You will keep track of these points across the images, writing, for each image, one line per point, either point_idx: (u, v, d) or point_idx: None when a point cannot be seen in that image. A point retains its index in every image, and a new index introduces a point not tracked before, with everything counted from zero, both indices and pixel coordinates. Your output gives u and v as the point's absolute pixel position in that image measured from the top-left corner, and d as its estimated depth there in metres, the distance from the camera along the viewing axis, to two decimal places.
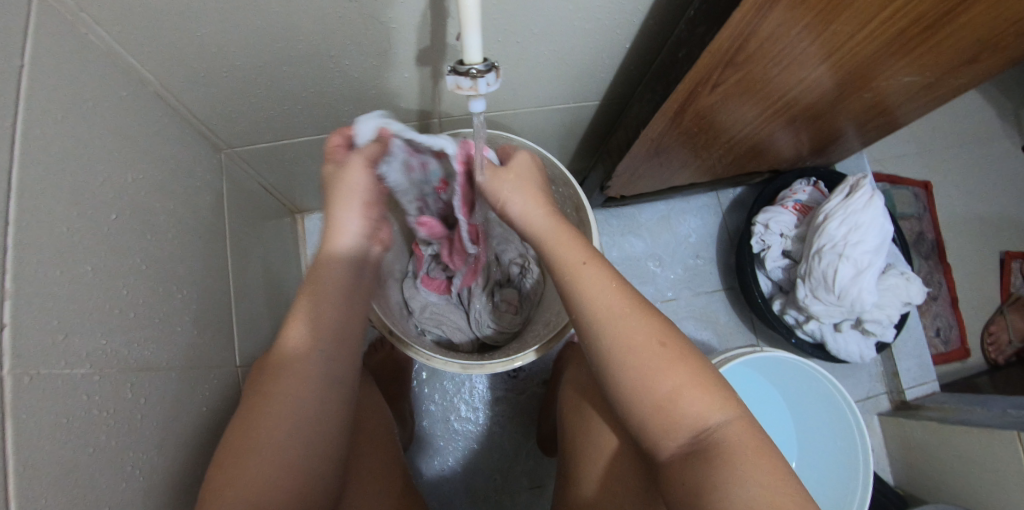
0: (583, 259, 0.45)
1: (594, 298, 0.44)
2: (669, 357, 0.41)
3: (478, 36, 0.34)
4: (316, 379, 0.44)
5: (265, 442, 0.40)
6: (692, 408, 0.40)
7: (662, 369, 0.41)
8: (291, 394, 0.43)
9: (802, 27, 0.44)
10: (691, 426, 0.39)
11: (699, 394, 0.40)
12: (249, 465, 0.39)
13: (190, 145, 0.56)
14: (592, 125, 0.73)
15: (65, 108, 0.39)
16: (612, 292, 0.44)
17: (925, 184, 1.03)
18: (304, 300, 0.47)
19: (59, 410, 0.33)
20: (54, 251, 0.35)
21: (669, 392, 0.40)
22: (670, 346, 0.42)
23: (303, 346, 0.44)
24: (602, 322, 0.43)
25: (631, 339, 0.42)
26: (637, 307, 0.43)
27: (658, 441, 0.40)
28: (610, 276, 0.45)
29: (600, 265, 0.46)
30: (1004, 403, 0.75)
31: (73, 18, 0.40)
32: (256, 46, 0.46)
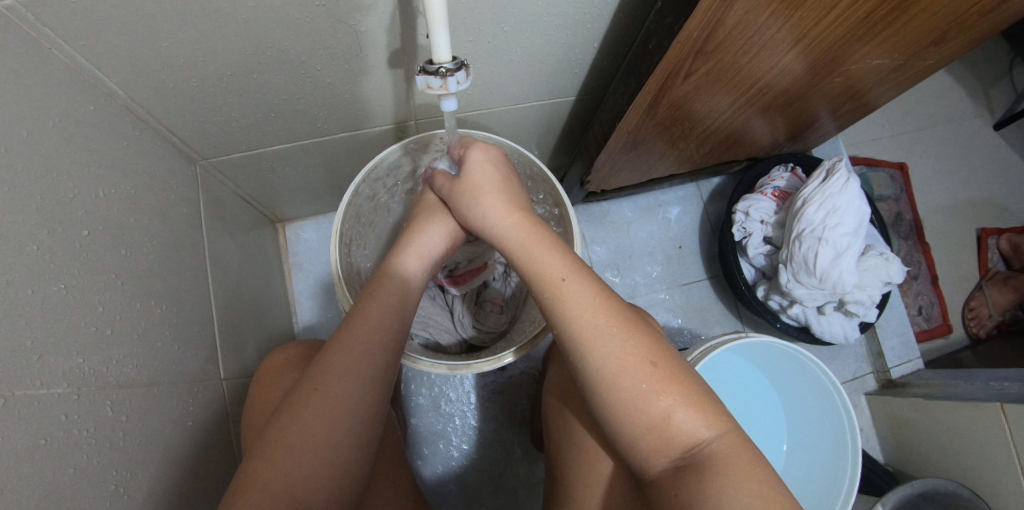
0: (564, 275, 0.44)
1: (578, 317, 0.42)
2: (661, 377, 0.39)
3: (445, 36, 0.34)
4: (370, 382, 0.44)
5: (314, 442, 0.40)
6: (685, 426, 0.38)
7: (653, 388, 0.39)
8: (342, 399, 0.42)
9: (768, 14, 0.45)
10: (683, 443, 0.38)
11: (690, 411, 0.39)
12: (294, 462, 0.39)
13: (163, 158, 0.55)
14: (569, 120, 0.73)
15: (29, 124, 0.38)
16: (596, 311, 0.42)
17: (900, 166, 1.05)
18: (346, 330, 0.45)
19: (37, 433, 0.33)
20: (24, 271, 0.34)
21: (660, 410, 0.38)
22: (662, 367, 0.40)
23: (359, 352, 0.44)
24: (587, 344, 0.41)
25: (621, 360, 0.40)
26: (624, 325, 0.41)
27: (648, 458, 0.39)
28: (594, 292, 0.43)
29: (583, 280, 0.44)
30: (986, 376, 0.76)
31: (36, 33, 0.39)
32: (225, 54, 0.46)
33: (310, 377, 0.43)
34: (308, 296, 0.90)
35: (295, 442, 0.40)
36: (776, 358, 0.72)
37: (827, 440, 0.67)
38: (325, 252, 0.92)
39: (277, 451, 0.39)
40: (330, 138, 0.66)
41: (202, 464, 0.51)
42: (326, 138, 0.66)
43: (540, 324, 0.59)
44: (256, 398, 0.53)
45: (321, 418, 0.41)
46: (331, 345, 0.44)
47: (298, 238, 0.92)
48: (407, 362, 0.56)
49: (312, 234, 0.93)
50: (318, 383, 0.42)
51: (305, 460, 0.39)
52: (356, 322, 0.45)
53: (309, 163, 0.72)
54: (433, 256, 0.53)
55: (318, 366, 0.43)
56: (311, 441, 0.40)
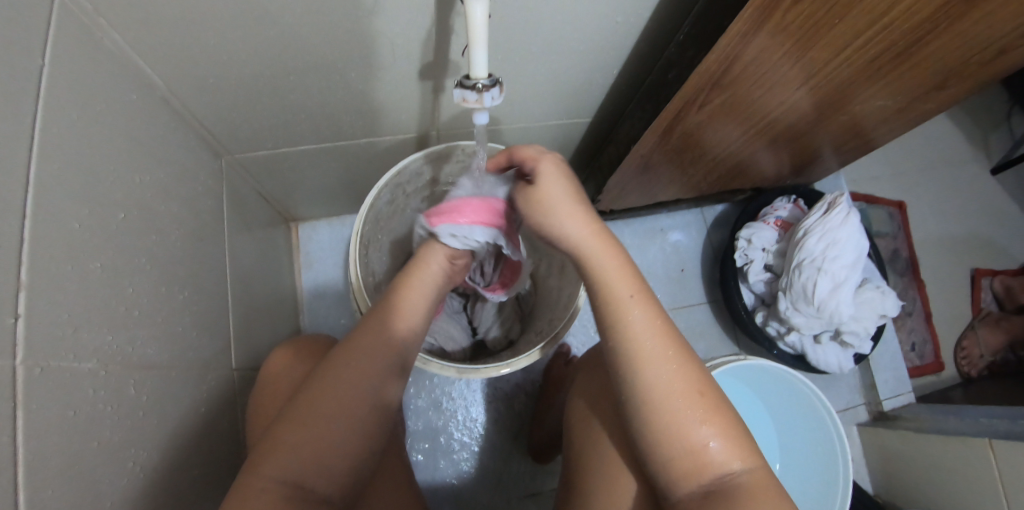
0: (634, 292, 0.45)
1: (640, 339, 0.43)
2: (706, 408, 0.41)
3: (484, 53, 0.36)
4: (378, 378, 0.46)
5: (318, 431, 0.41)
6: (720, 455, 0.40)
7: (697, 415, 0.41)
8: (355, 392, 0.44)
9: (784, 52, 0.48)
10: (716, 472, 0.40)
11: (727, 444, 0.40)
12: (303, 451, 0.40)
13: (194, 151, 0.58)
14: (583, 140, 0.76)
15: (80, 108, 0.40)
16: (657, 333, 0.43)
17: (899, 204, 1.08)
18: (356, 341, 0.46)
19: (67, 403, 0.34)
20: (66, 246, 0.36)
21: (700, 438, 0.40)
22: (708, 398, 0.42)
23: (366, 351, 0.46)
24: (645, 361, 0.42)
25: (670, 385, 0.41)
26: (678, 350, 0.43)
27: (676, 480, 0.41)
28: (657, 315, 0.44)
29: (649, 301, 0.45)
30: (975, 413, 0.78)
31: (91, 24, 0.41)
32: (266, 55, 0.48)
33: (324, 372, 0.44)
34: (316, 295, 0.92)
35: (303, 429, 0.41)
36: (774, 386, 0.73)
37: (815, 458, 0.70)
38: (335, 253, 0.94)
39: (287, 439, 0.40)
40: (354, 142, 0.68)
41: (210, 451, 0.52)
42: (350, 142, 0.68)
43: (549, 335, 0.61)
44: (263, 388, 0.54)
45: (333, 410, 0.42)
46: (340, 351, 0.46)
47: (310, 238, 0.94)
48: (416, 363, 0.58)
49: (324, 235, 0.94)
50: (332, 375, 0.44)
51: (313, 449, 0.40)
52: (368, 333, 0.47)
53: (330, 165, 0.74)
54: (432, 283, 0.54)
55: (334, 361, 0.45)
56: (317, 430, 0.41)
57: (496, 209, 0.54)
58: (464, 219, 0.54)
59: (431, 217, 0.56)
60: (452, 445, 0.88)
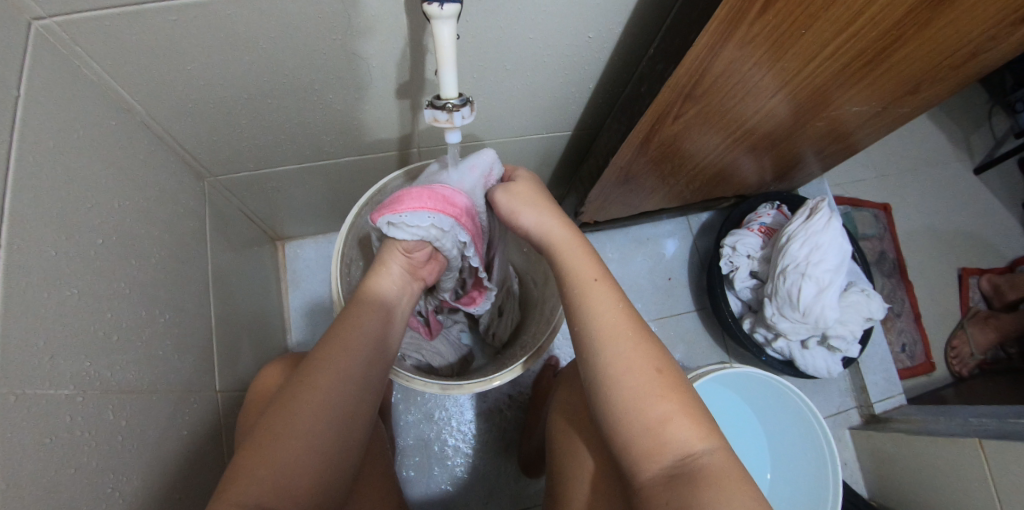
0: (596, 276, 0.47)
1: (600, 316, 0.45)
2: (665, 385, 0.41)
3: (453, 73, 0.37)
4: (358, 376, 0.45)
5: (297, 433, 0.40)
6: (679, 434, 0.40)
7: (654, 392, 0.41)
8: (331, 389, 0.43)
9: (755, 62, 0.49)
10: (676, 452, 0.39)
11: (688, 422, 0.40)
12: (280, 452, 0.40)
13: (175, 173, 0.58)
14: (565, 154, 0.77)
15: (56, 136, 0.40)
16: (617, 313, 0.45)
17: (883, 206, 1.09)
18: (329, 344, 0.45)
19: (44, 431, 0.34)
20: (42, 275, 0.36)
21: (659, 414, 0.40)
22: (666, 375, 0.42)
23: (345, 346, 0.45)
24: (604, 339, 0.43)
25: (631, 360, 0.42)
26: (638, 331, 0.44)
27: (640, 462, 0.40)
28: (619, 298, 0.46)
29: (611, 286, 0.47)
30: (966, 413, 0.78)
31: (68, 52, 0.42)
32: (244, 78, 0.49)
33: (304, 368, 0.44)
34: (304, 314, 0.91)
35: (281, 430, 0.40)
36: (758, 389, 0.74)
37: (806, 458, 0.69)
38: (322, 270, 0.94)
39: (266, 439, 0.40)
40: (336, 161, 0.69)
41: (193, 475, 0.52)
42: (331, 161, 0.68)
43: (533, 348, 0.61)
44: (244, 413, 0.53)
45: (313, 408, 0.41)
46: (314, 356, 0.45)
47: (297, 256, 0.94)
48: (400, 380, 0.58)
49: (311, 253, 0.95)
50: (312, 373, 0.43)
51: (291, 450, 0.40)
52: (343, 328, 0.46)
53: (314, 184, 0.75)
54: (401, 272, 0.51)
55: (310, 360, 0.44)
56: (296, 431, 0.40)
57: (440, 195, 0.49)
58: (403, 207, 0.48)
59: (374, 215, 0.50)
60: (443, 462, 0.87)
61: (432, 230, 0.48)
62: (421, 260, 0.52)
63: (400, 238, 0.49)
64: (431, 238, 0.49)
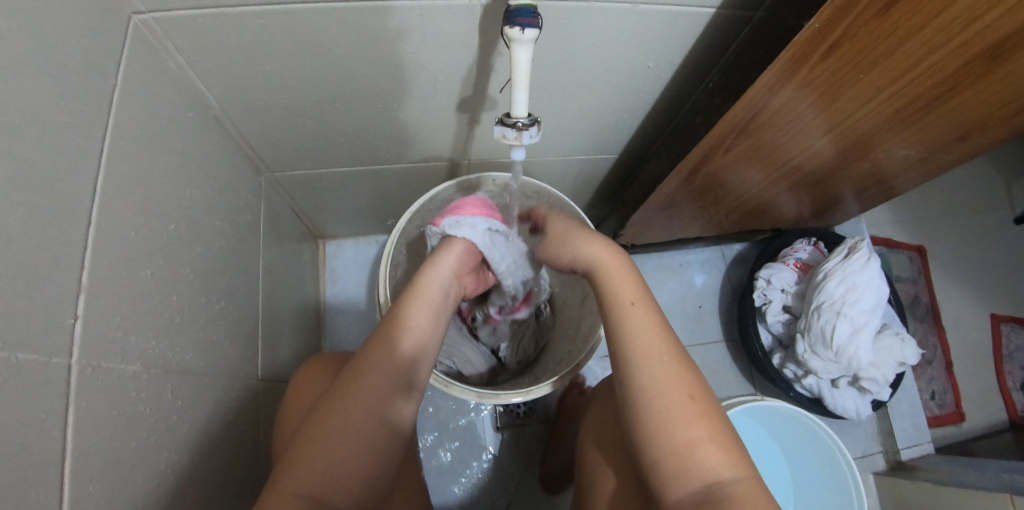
0: (634, 299, 0.47)
1: (635, 337, 0.45)
2: (695, 411, 0.41)
3: (525, 93, 0.38)
4: (405, 381, 0.46)
5: (349, 425, 0.41)
6: (706, 460, 0.40)
7: (687, 418, 0.41)
8: (380, 385, 0.44)
9: (807, 104, 0.50)
10: (702, 478, 0.39)
11: (714, 449, 0.40)
12: (337, 451, 0.40)
13: (239, 166, 0.60)
14: (608, 177, 0.78)
15: (143, 126, 0.43)
16: (654, 336, 0.45)
17: (918, 249, 1.08)
18: (374, 345, 0.46)
19: (112, 404, 0.36)
20: (123, 255, 0.38)
21: (686, 439, 0.40)
22: (697, 401, 0.42)
23: (395, 344, 0.46)
24: (638, 360, 0.44)
25: (662, 383, 0.42)
26: (673, 353, 0.44)
27: (667, 484, 0.40)
28: (656, 320, 0.46)
29: (650, 309, 0.47)
30: (999, 468, 0.76)
31: (159, 46, 0.45)
32: (315, 81, 0.51)
33: (353, 368, 0.44)
34: (338, 311, 0.94)
35: (336, 425, 0.41)
36: (781, 420, 0.73)
37: (829, 481, 0.70)
38: (360, 270, 0.96)
39: (319, 444, 0.40)
40: (387, 167, 0.71)
41: (232, 460, 0.53)
42: (384, 166, 0.71)
43: (569, 364, 0.62)
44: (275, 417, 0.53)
45: (366, 405, 0.43)
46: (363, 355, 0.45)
47: (337, 255, 0.96)
48: (438, 384, 0.59)
49: (350, 252, 0.97)
50: (356, 382, 0.43)
51: (346, 450, 0.41)
52: (386, 333, 0.47)
53: (362, 187, 0.77)
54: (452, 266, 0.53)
55: (360, 357, 0.45)
56: (351, 426, 0.41)
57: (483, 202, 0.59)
58: (467, 213, 0.57)
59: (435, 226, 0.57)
60: (462, 470, 0.88)
61: (488, 236, 0.56)
62: (469, 267, 0.56)
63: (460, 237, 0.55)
64: (489, 245, 0.57)
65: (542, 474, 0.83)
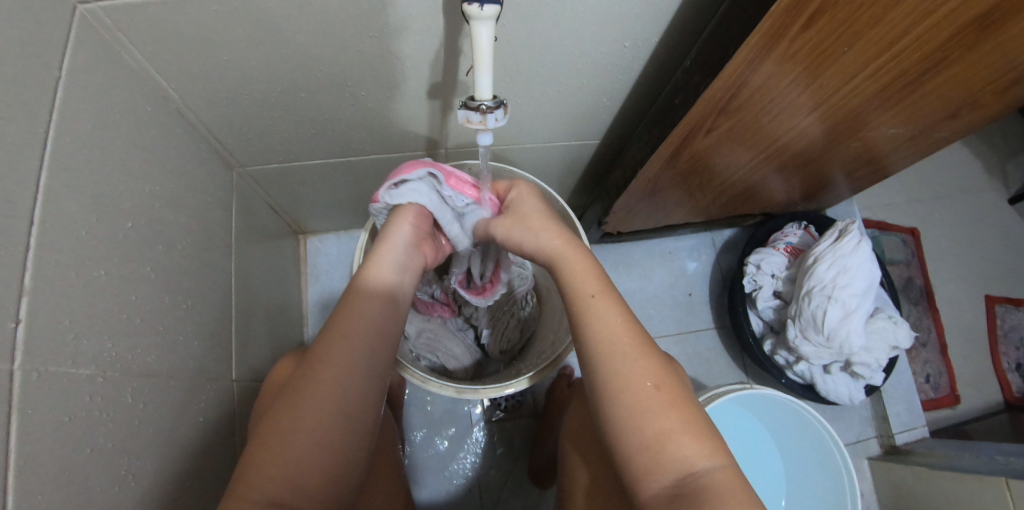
0: (595, 291, 0.45)
1: (601, 332, 0.43)
2: (665, 401, 0.40)
3: (489, 74, 0.36)
4: (362, 371, 0.43)
5: (300, 423, 0.40)
6: (681, 452, 0.38)
7: (655, 410, 0.39)
8: (331, 380, 0.41)
9: (791, 79, 0.48)
10: (677, 470, 0.38)
11: (689, 439, 0.39)
12: (290, 450, 0.39)
13: (205, 161, 0.58)
14: (591, 163, 0.76)
15: (93, 120, 0.41)
16: (622, 328, 0.43)
17: (912, 231, 1.06)
18: (327, 338, 0.43)
19: (63, 411, 0.34)
20: (71, 256, 0.36)
21: (658, 431, 0.39)
22: (665, 390, 0.40)
23: (347, 336, 0.43)
24: (603, 355, 0.42)
25: (631, 376, 0.41)
26: (639, 345, 0.42)
27: (642, 480, 0.39)
28: (622, 311, 0.44)
29: (613, 299, 0.45)
30: (993, 450, 0.75)
31: (110, 37, 0.42)
32: (278, 70, 0.49)
33: (305, 365, 0.43)
34: (322, 309, 0.92)
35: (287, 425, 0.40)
36: (773, 410, 0.72)
37: (819, 469, 0.69)
38: (343, 265, 0.94)
39: (272, 446, 0.39)
40: (362, 158, 0.69)
41: (205, 465, 0.52)
42: (359, 158, 0.69)
43: (551, 356, 0.60)
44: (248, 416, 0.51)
45: (316, 402, 0.41)
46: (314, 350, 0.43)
47: (319, 251, 0.95)
48: (416, 381, 0.57)
49: (332, 248, 0.95)
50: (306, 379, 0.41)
51: (299, 447, 0.39)
52: (338, 326, 0.44)
53: (339, 179, 0.75)
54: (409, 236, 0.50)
55: (312, 352, 0.43)
56: (303, 425, 0.40)
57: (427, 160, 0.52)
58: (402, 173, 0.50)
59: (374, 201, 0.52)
60: (450, 466, 0.86)
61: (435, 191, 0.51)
62: (425, 231, 0.52)
63: (408, 203, 0.50)
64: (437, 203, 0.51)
65: (531, 468, 0.82)
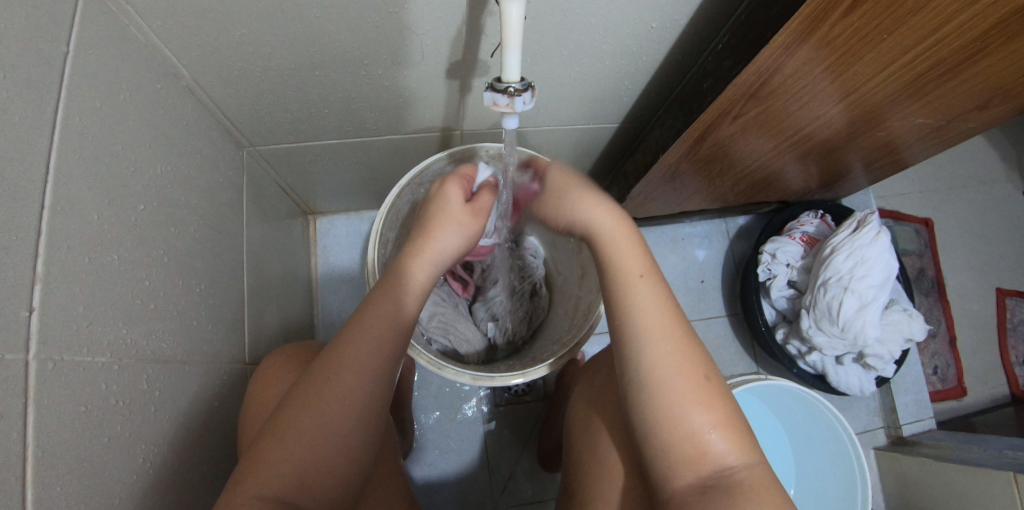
0: (643, 273, 0.44)
1: (648, 315, 0.42)
2: (708, 394, 0.39)
3: (518, 55, 0.34)
4: (378, 382, 0.43)
5: (320, 424, 0.40)
6: (717, 445, 0.38)
7: (699, 401, 0.39)
8: (354, 383, 0.42)
9: (824, 67, 0.46)
10: (713, 463, 0.38)
11: (726, 434, 0.38)
12: (308, 449, 0.39)
13: (216, 141, 0.57)
14: (609, 147, 0.74)
15: (103, 98, 0.39)
16: (666, 315, 0.42)
17: (926, 221, 1.05)
18: (351, 338, 0.43)
19: (79, 399, 0.33)
20: (83, 240, 0.35)
21: (698, 423, 0.38)
22: (713, 384, 0.40)
23: (372, 340, 0.43)
24: (650, 338, 0.41)
25: (675, 364, 0.40)
26: (684, 333, 0.42)
27: (675, 470, 0.38)
28: (666, 298, 0.43)
29: (660, 285, 0.44)
30: (1001, 444, 0.75)
31: (118, 10, 0.40)
32: (292, 47, 0.47)
33: (324, 364, 0.42)
34: (331, 291, 0.91)
35: (305, 424, 0.39)
36: (784, 398, 0.72)
37: (829, 457, 0.69)
38: (353, 246, 0.93)
39: (287, 444, 0.39)
40: (376, 139, 0.67)
41: (220, 448, 0.51)
42: (372, 138, 0.67)
43: (566, 345, 0.60)
44: (257, 397, 0.50)
45: (336, 405, 0.41)
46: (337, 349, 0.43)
47: (328, 232, 0.93)
48: (431, 367, 0.57)
49: (342, 229, 0.94)
50: (327, 379, 0.41)
51: (317, 446, 0.39)
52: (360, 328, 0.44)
53: (350, 160, 0.73)
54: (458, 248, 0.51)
55: (332, 352, 0.43)
56: (322, 428, 0.40)
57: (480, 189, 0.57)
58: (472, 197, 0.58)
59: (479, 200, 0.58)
60: (459, 450, 0.87)
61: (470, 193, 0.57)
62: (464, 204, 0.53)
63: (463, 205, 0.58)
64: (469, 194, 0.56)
65: (540, 453, 0.83)
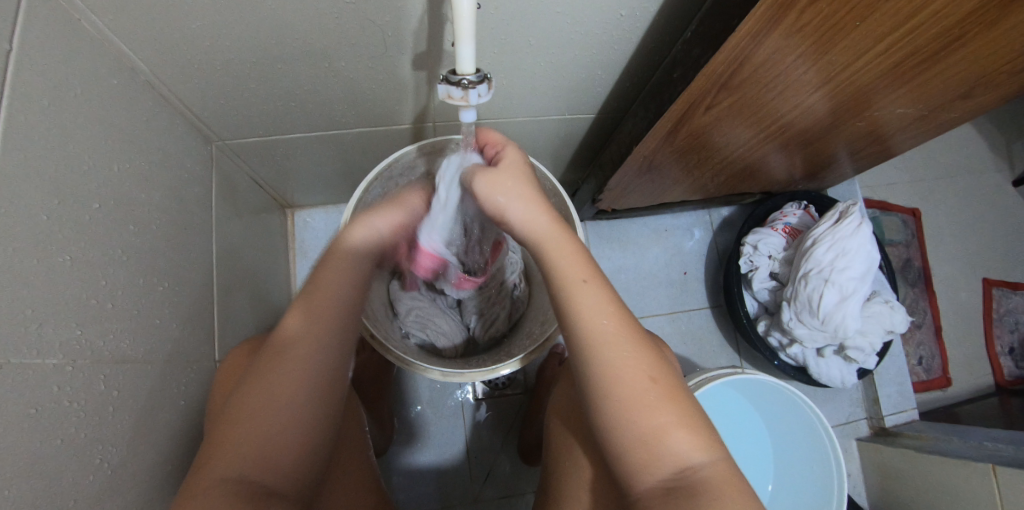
0: (584, 278, 0.42)
1: (590, 322, 0.40)
2: (660, 395, 0.39)
3: (471, 48, 0.33)
4: (325, 366, 0.43)
5: (267, 414, 0.40)
6: (677, 446, 0.38)
7: (652, 403, 0.38)
8: (295, 370, 0.41)
9: (798, 54, 0.45)
10: (675, 465, 0.38)
11: (685, 433, 0.38)
12: (259, 440, 0.39)
13: (180, 135, 0.56)
14: (586, 138, 0.73)
15: (51, 93, 0.38)
16: (610, 319, 0.40)
17: (913, 211, 1.04)
18: (287, 328, 0.43)
19: (27, 402, 0.33)
20: (31, 241, 0.34)
21: (654, 426, 0.38)
22: (661, 384, 0.39)
23: (315, 331, 0.43)
24: (593, 346, 0.40)
25: (624, 369, 0.39)
26: (631, 335, 0.40)
27: (637, 475, 0.38)
28: (609, 299, 0.41)
29: (602, 286, 0.42)
30: (982, 435, 0.75)
31: (66, 3, 0.39)
32: (252, 39, 0.46)
33: (267, 354, 0.42)
34: None
35: (254, 415, 0.39)
36: (761, 390, 0.71)
37: (807, 448, 0.69)
38: None
39: (236, 435, 0.39)
40: (347, 131, 0.66)
41: (188, 446, 0.51)
42: (343, 131, 0.66)
43: (539, 339, 0.59)
44: (221, 395, 0.49)
45: (283, 394, 0.40)
46: (277, 341, 0.42)
47: (307, 225, 0.92)
48: (403, 364, 0.56)
49: (320, 222, 0.93)
50: (271, 368, 0.41)
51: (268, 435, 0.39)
52: (298, 322, 0.43)
53: (323, 153, 0.72)
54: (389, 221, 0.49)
55: (273, 342, 0.42)
56: (270, 416, 0.40)
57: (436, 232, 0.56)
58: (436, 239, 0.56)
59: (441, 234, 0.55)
60: (440, 444, 0.87)
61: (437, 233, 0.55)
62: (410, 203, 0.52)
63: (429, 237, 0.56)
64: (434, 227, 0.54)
65: (521, 446, 0.83)
